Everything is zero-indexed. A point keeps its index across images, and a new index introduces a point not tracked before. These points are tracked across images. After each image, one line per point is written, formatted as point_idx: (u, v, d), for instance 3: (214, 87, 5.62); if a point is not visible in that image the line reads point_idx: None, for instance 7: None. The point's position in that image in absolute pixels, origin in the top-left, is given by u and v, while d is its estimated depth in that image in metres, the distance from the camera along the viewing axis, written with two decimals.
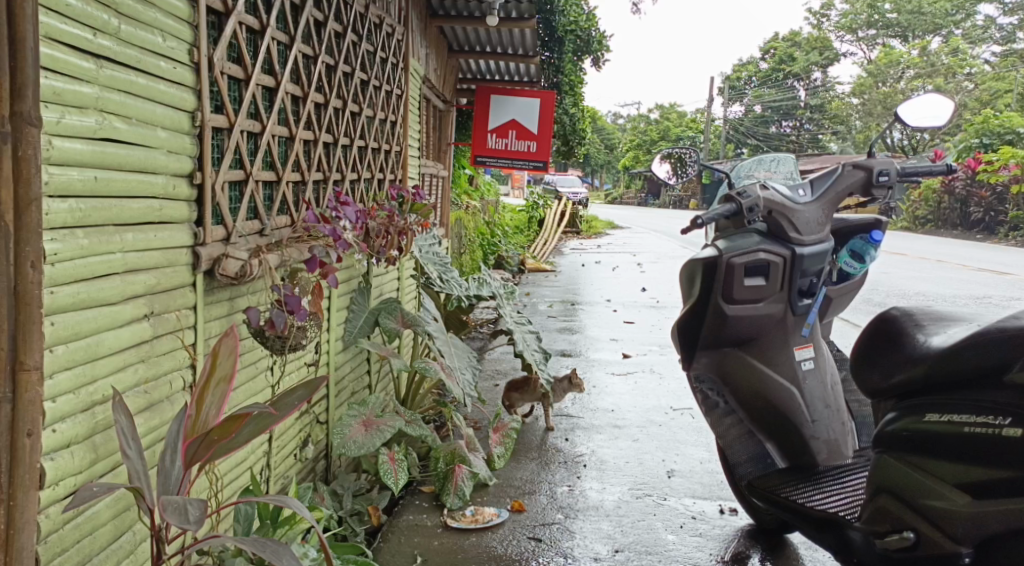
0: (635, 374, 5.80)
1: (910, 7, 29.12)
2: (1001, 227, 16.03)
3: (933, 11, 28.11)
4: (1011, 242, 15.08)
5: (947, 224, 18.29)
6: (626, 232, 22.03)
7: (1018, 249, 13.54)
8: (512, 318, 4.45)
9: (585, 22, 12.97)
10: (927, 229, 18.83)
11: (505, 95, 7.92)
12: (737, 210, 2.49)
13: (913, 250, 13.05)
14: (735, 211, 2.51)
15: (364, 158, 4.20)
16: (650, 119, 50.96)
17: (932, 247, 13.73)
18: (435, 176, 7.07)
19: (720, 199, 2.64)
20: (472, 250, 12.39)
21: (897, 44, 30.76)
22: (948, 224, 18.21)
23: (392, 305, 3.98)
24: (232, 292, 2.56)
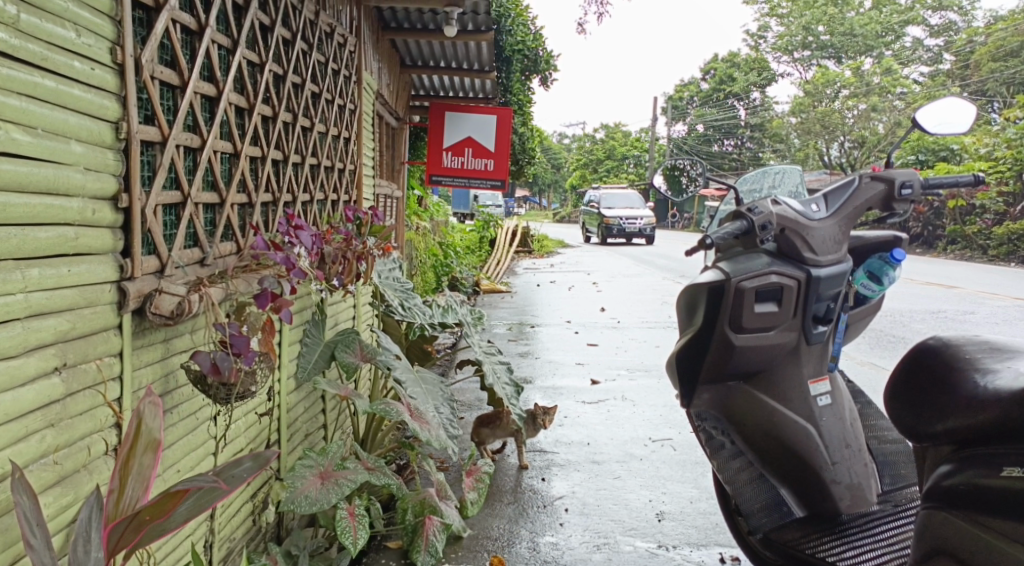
0: (607, 402, 5.50)
1: (842, 29, 29.86)
2: (940, 240, 16.30)
3: (865, 33, 28.79)
4: (951, 256, 15.31)
5: None
6: (578, 252, 21.88)
7: (960, 263, 13.72)
8: (480, 349, 4.12)
9: (533, 42, 12.83)
10: None
11: (461, 111, 7.62)
12: (750, 228, 2.23)
13: None
14: (745, 229, 2.25)
15: (317, 176, 3.85)
16: (595, 139, 51.47)
17: None
18: (390, 197, 6.73)
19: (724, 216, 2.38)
20: (424, 273, 12.00)
21: (831, 64, 31.51)
22: None
23: (349, 337, 3.63)
24: (168, 333, 2.19)
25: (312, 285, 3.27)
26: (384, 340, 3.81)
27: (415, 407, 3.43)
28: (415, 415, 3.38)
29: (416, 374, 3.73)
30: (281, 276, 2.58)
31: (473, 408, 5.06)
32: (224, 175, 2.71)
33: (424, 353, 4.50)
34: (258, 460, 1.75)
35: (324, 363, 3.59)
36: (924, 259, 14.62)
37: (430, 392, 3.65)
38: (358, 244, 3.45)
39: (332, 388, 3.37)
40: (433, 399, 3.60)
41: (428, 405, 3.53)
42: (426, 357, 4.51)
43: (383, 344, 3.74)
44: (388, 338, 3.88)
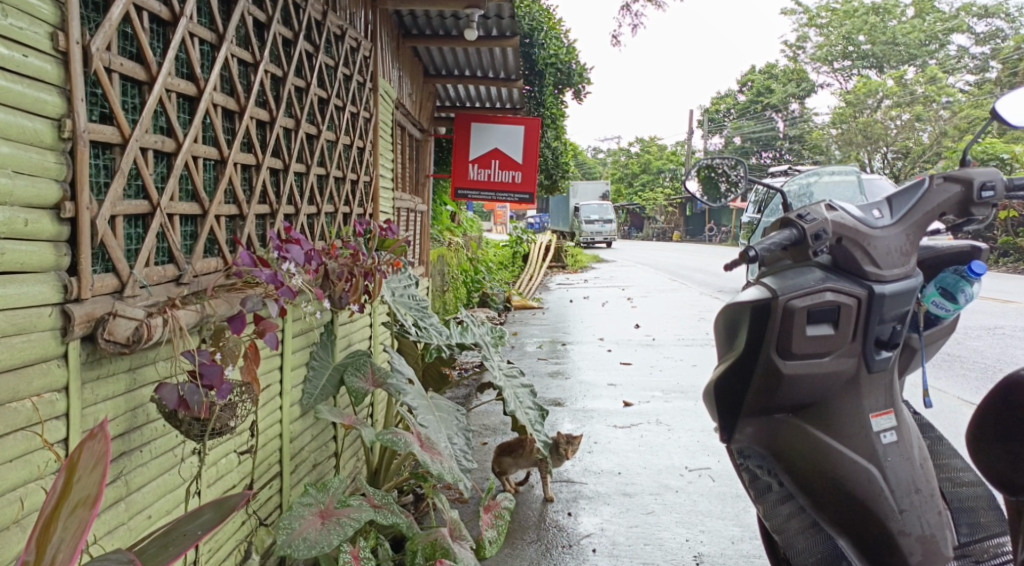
0: (640, 427, 5.15)
1: (883, 39, 29.26)
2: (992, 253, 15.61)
3: (908, 42, 28.20)
4: (1004, 269, 14.62)
5: None
6: (612, 266, 21.52)
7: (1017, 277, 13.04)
8: (501, 371, 3.81)
9: (565, 55, 12.65)
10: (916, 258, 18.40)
11: (488, 122, 7.37)
12: (801, 237, 1.92)
13: None
14: (795, 238, 1.94)
15: (325, 187, 3.62)
16: (631, 153, 51.12)
17: None
18: (412, 210, 6.50)
19: (766, 224, 2.07)
20: (456, 288, 11.82)
21: (872, 74, 30.85)
22: None
23: (360, 360, 3.38)
24: (134, 361, 1.95)
25: (312, 304, 3.02)
26: (398, 361, 3.53)
27: (427, 437, 3.14)
28: (426, 445, 3.08)
29: (429, 400, 3.44)
30: (269, 295, 2.32)
31: (496, 434, 4.77)
32: (208, 184, 2.46)
33: (442, 377, 4.21)
34: (221, 508, 1.62)
35: (333, 388, 3.34)
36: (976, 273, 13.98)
37: (445, 419, 3.36)
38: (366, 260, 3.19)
39: (336, 416, 3.08)
40: (446, 428, 3.30)
41: (441, 434, 3.23)
42: (443, 381, 4.23)
43: (395, 365, 3.45)
44: (400, 360, 3.61)
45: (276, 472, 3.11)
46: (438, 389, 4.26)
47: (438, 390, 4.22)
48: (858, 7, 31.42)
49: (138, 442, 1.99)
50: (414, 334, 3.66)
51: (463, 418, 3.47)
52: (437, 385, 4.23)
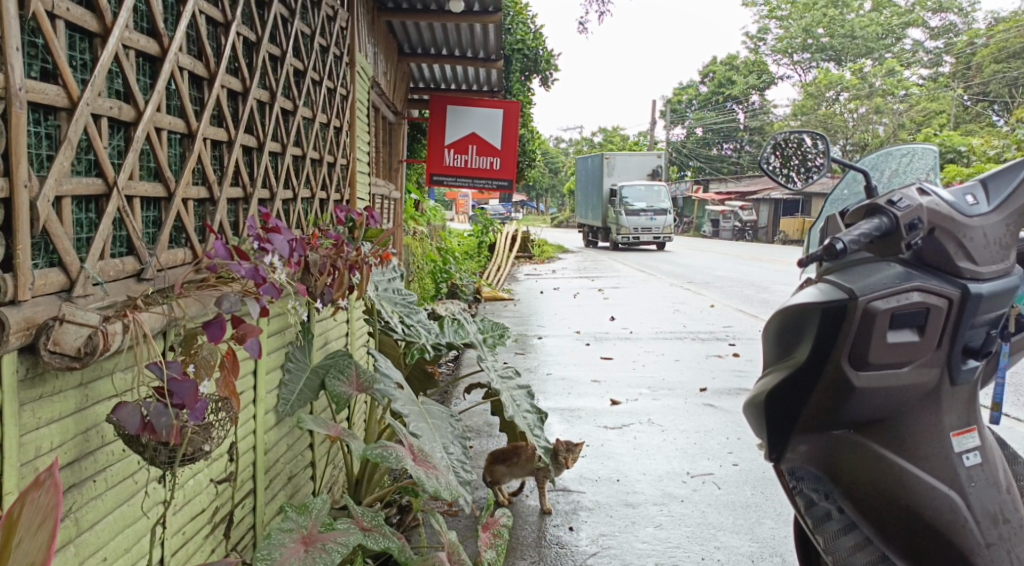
0: (632, 427, 4.89)
1: (842, 31, 29.60)
2: None
3: (865, 35, 28.71)
4: None
5: None
6: (578, 257, 21.32)
7: None
8: (495, 373, 3.51)
9: (533, 41, 12.43)
10: None
11: (464, 105, 7.04)
12: (893, 228, 1.68)
13: None
14: (885, 229, 1.69)
15: (301, 170, 3.27)
16: (594, 143, 51.04)
17: None
18: (387, 197, 6.15)
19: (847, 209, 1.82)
20: (423, 279, 11.51)
21: (831, 67, 31.16)
22: None
23: (342, 362, 3.06)
24: (86, 374, 1.61)
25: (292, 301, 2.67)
26: (383, 364, 3.20)
27: (420, 448, 2.82)
28: (420, 458, 2.76)
29: (419, 406, 3.12)
30: (247, 293, 1.97)
31: (480, 439, 4.47)
32: (174, 161, 2.10)
33: (426, 377, 3.88)
34: None
35: (311, 393, 3.04)
36: None
37: (437, 428, 3.04)
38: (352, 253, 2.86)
39: (317, 427, 2.73)
40: (440, 437, 2.98)
41: (435, 444, 2.91)
42: (428, 381, 3.89)
43: (381, 369, 3.12)
44: (384, 361, 3.28)
45: (250, 488, 2.76)
46: (422, 390, 3.93)
47: (422, 392, 3.89)
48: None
49: (91, 469, 1.65)
50: (401, 332, 3.34)
51: (455, 426, 3.16)
52: (421, 386, 3.90)
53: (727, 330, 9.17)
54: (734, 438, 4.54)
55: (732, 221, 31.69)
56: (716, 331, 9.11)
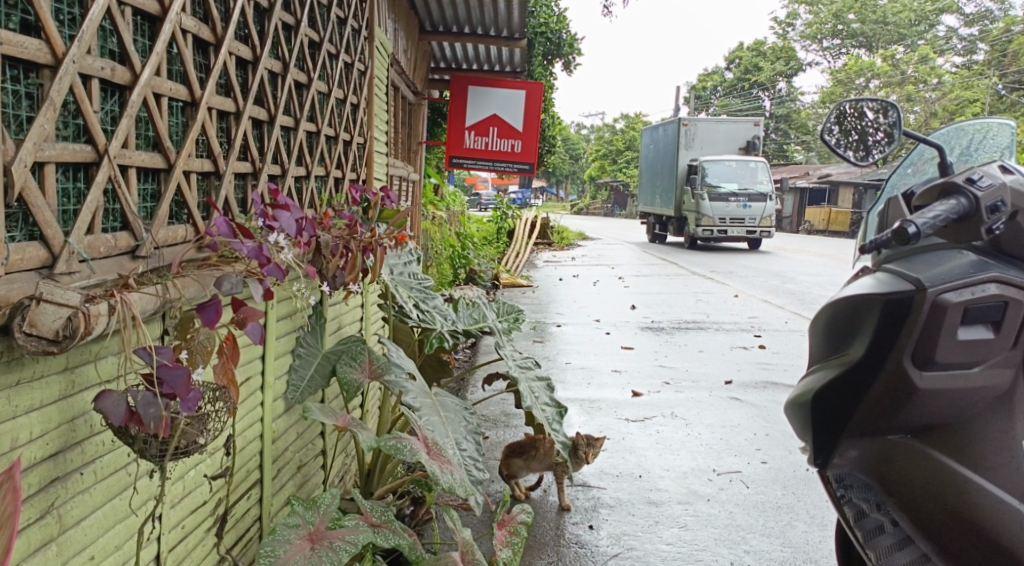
0: (655, 421, 4.75)
1: (873, 18, 29.12)
2: None
3: (898, 21, 28.36)
4: None
5: None
6: (598, 244, 21.16)
7: None
8: (513, 362, 3.36)
9: (555, 24, 12.36)
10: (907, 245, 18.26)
11: (486, 86, 6.88)
12: (972, 209, 1.62)
13: None
14: (963, 210, 1.62)
15: (315, 146, 3.13)
16: (615, 130, 50.67)
17: None
18: (406, 179, 6.02)
19: (919, 194, 1.77)
20: (441, 264, 11.41)
21: (861, 55, 30.74)
22: None
23: (354, 348, 2.94)
24: (71, 358, 1.48)
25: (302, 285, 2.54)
26: (397, 352, 3.06)
27: (434, 442, 2.68)
28: (433, 453, 2.62)
29: (433, 397, 2.98)
30: (250, 274, 1.84)
31: (497, 430, 4.35)
32: (175, 131, 1.96)
33: (440, 365, 3.74)
34: None
35: (322, 380, 2.91)
36: None
37: (451, 421, 2.91)
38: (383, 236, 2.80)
39: (326, 416, 2.59)
40: (452, 432, 2.85)
41: (447, 438, 2.78)
42: (443, 370, 3.75)
43: (394, 357, 2.99)
44: (398, 348, 3.15)
45: (256, 478, 2.64)
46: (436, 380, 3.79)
47: (436, 381, 3.75)
48: None
49: (78, 461, 1.53)
50: (415, 319, 3.20)
51: (470, 418, 3.02)
52: (435, 375, 3.76)
53: (752, 322, 9.01)
54: (762, 435, 4.40)
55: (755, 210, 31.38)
56: (740, 323, 8.96)
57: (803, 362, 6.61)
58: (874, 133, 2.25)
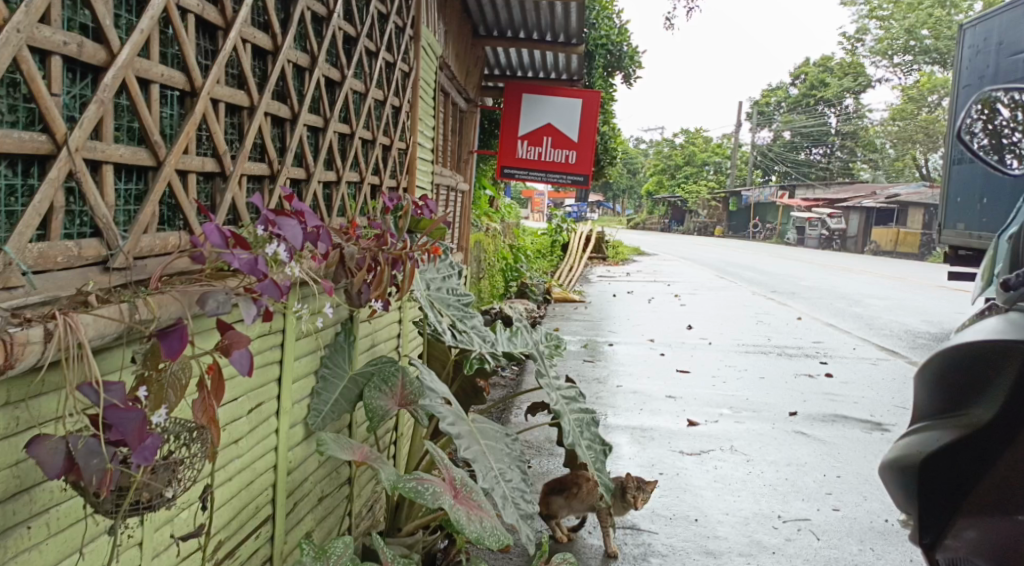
0: (713, 455, 4.38)
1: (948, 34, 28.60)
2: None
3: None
4: None
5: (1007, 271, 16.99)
6: (654, 260, 20.72)
7: None
8: (555, 391, 3.03)
9: (616, 36, 12.22)
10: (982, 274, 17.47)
11: (540, 94, 6.61)
12: None
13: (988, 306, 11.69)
14: None
15: (348, 151, 2.88)
16: (674, 145, 50.08)
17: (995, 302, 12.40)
18: (454, 188, 5.78)
19: None
20: (491, 276, 11.19)
21: (934, 72, 30.11)
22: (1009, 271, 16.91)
23: (384, 371, 2.70)
24: (12, 391, 1.23)
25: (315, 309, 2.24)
26: (427, 380, 2.80)
27: (462, 482, 2.39)
28: (460, 495, 2.33)
29: (471, 424, 2.67)
30: (245, 292, 1.58)
31: (541, 461, 4.04)
32: (170, 124, 1.75)
33: (472, 393, 3.45)
34: None
35: (347, 405, 2.70)
36: None
37: (494, 451, 2.60)
38: (434, 249, 2.61)
39: (342, 451, 2.30)
40: (496, 462, 2.55)
41: (491, 474, 2.48)
42: (475, 397, 3.45)
43: (425, 386, 2.75)
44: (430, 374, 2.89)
45: (268, 513, 2.37)
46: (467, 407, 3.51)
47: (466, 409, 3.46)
48: None
49: (19, 516, 1.28)
50: (448, 340, 2.91)
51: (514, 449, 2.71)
52: (464, 403, 3.46)
53: (816, 348, 8.55)
54: (832, 476, 4.03)
55: (818, 229, 30.58)
56: (804, 348, 8.51)
57: (874, 394, 6.16)
58: (1011, 133, 2.48)
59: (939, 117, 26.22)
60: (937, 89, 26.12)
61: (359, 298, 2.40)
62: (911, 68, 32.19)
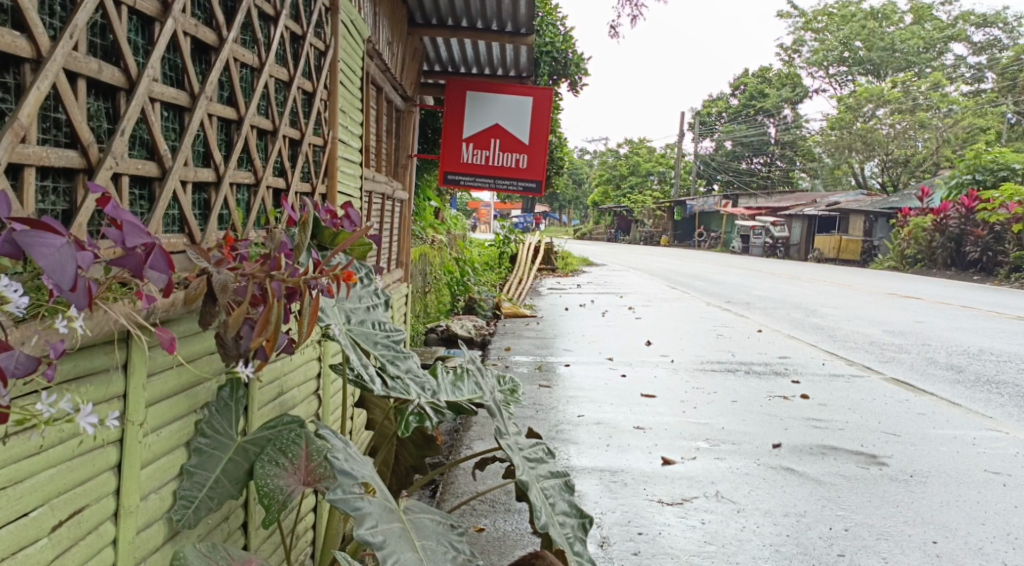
0: (697, 504, 3.75)
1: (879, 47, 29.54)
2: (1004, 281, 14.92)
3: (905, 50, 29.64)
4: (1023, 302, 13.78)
5: (941, 283, 17.19)
6: (603, 270, 20.29)
7: None
8: (518, 453, 2.31)
9: (562, 43, 11.80)
10: (923, 283, 17.63)
11: (486, 91, 5.95)
12: None
13: (942, 320, 11.54)
14: None
15: (233, 144, 2.14)
16: (619, 155, 50.28)
17: (946, 315, 12.29)
18: (388, 197, 5.08)
19: None
20: (436, 291, 10.54)
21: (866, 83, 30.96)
22: (944, 283, 17.12)
23: (281, 439, 2.04)
24: None
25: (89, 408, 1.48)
26: (340, 455, 1.96)
27: None
28: None
29: (401, 517, 2.02)
30: None
31: (496, 520, 3.36)
32: None
33: (424, 442, 2.90)
34: None
35: (230, 488, 1.96)
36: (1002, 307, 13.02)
37: (431, 555, 1.97)
38: (353, 275, 1.85)
39: None
40: None
41: None
42: (429, 447, 2.90)
43: (339, 466, 1.91)
44: (344, 446, 2.08)
45: None
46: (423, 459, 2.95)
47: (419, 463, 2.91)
48: (855, 13, 32.12)
49: None
50: (378, 391, 2.21)
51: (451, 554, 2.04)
52: (417, 455, 2.92)
53: (783, 364, 8.05)
54: (839, 531, 3.44)
55: (762, 237, 30.72)
56: (771, 365, 8.00)
57: (857, 419, 5.64)
58: None
59: (874, 127, 26.80)
60: (872, 99, 26.93)
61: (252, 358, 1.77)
62: (845, 78, 32.93)
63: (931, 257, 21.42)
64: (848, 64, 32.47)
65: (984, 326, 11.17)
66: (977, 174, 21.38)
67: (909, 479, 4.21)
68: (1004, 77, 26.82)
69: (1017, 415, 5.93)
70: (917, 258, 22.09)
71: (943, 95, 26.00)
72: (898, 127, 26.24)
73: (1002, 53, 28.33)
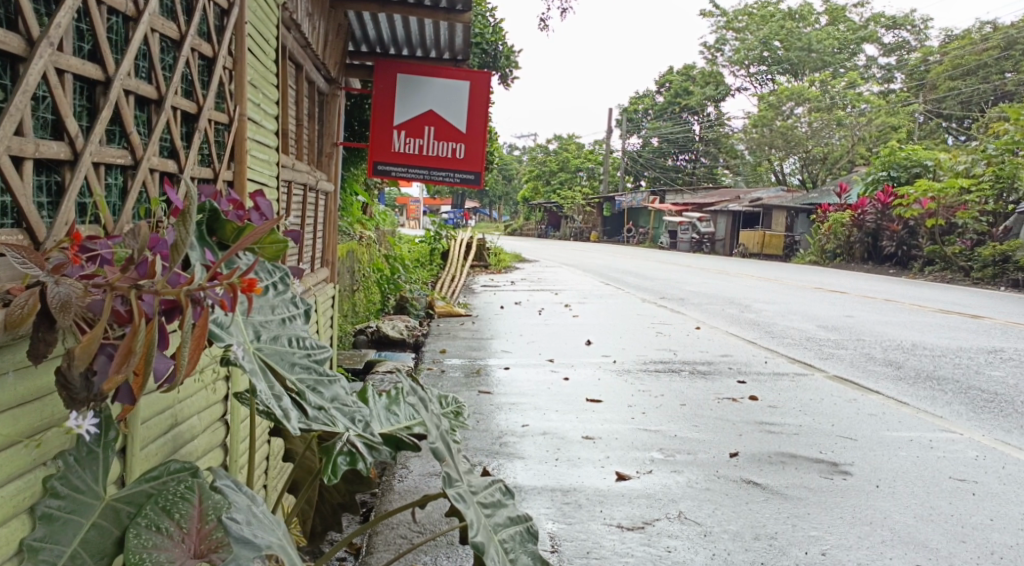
0: (660, 528, 3.39)
1: (798, 45, 30.99)
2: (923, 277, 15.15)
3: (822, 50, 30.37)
4: (941, 296, 14.00)
5: (864, 278, 17.42)
6: (536, 266, 19.98)
7: (971, 306, 12.24)
8: (473, 500, 1.88)
9: (492, 34, 11.41)
10: (848, 278, 17.86)
11: (418, 75, 5.49)
12: None
13: (871, 315, 11.57)
14: None
15: (98, 113, 1.67)
16: (547, 151, 50.24)
17: (875, 308, 12.33)
18: (311, 189, 4.59)
19: None
20: (365, 290, 10.01)
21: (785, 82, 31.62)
22: (867, 278, 17.37)
23: (167, 497, 1.58)
24: None
25: None
26: (239, 517, 1.52)
27: None
28: None
29: None
30: None
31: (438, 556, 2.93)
32: None
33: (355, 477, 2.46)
34: None
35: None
36: (925, 301, 13.18)
37: None
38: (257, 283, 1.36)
39: None
40: None
41: None
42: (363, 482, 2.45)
43: (236, 534, 1.47)
44: (252, 505, 1.64)
45: None
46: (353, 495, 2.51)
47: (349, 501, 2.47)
48: (774, 13, 32.80)
49: None
50: (292, 430, 1.67)
51: None
52: (346, 491, 2.48)
53: (726, 363, 7.81)
54: (817, 556, 3.12)
55: (689, 233, 30.97)
56: (714, 364, 7.75)
57: (810, 421, 5.40)
58: None
59: (795, 125, 27.27)
60: (793, 97, 27.35)
61: (113, 399, 1.29)
62: (765, 77, 33.41)
63: (850, 251, 21.82)
64: (767, 63, 32.95)
65: (912, 319, 11.24)
66: (891, 171, 21.87)
67: (876, 490, 3.95)
68: (915, 77, 27.65)
69: (966, 413, 5.78)
70: (837, 253, 22.49)
71: (858, 94, 26.65)
72: (816, 125, 26.81)
73: (912, 54, 29.26)
